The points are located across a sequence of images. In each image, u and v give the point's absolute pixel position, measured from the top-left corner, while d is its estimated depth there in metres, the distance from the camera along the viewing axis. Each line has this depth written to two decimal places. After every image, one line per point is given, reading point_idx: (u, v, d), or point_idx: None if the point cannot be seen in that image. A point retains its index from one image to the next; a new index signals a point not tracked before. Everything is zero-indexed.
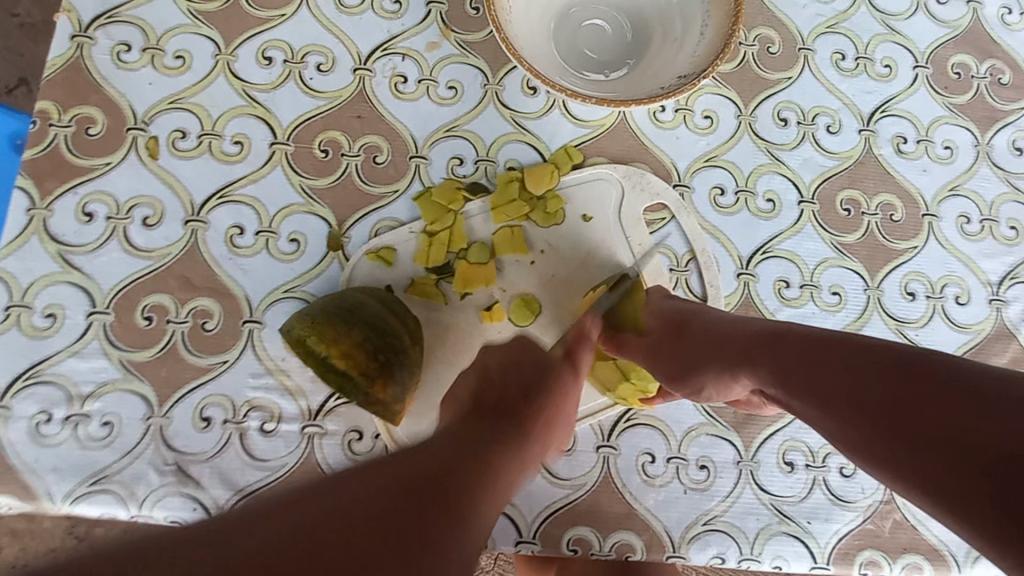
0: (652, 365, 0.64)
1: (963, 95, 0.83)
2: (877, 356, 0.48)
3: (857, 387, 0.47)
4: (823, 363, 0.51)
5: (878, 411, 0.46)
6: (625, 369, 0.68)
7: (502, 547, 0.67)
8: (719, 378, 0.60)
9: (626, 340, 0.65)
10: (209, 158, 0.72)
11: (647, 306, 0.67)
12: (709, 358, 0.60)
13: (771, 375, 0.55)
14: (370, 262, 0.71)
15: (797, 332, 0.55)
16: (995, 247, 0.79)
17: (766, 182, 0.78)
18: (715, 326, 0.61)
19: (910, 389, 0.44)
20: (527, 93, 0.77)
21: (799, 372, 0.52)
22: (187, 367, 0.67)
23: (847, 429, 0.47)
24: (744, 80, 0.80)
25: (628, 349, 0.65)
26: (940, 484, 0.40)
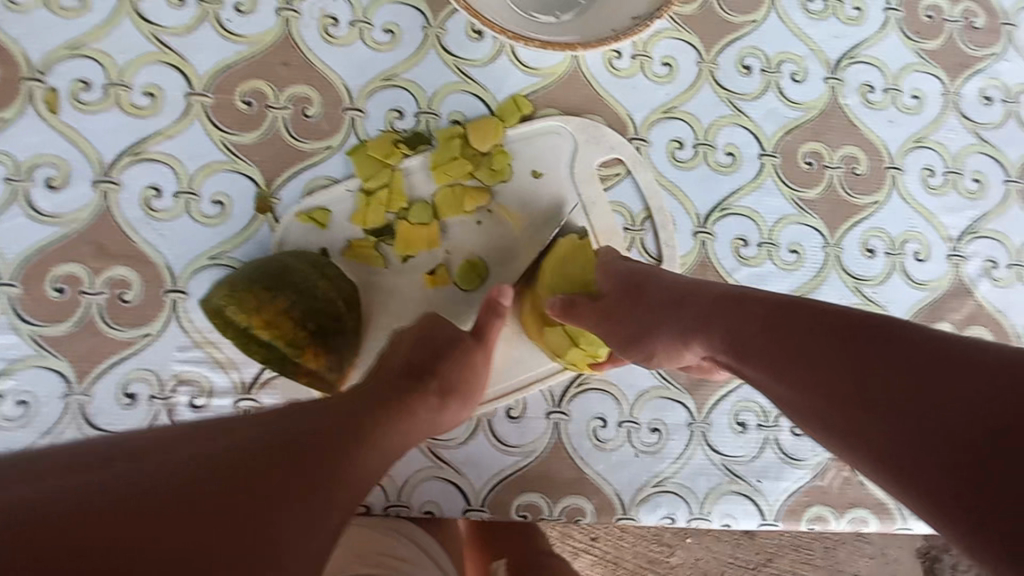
0: (604, 329, 0.59)
1: (934, 41, 0.79)
2: (811, 321, 0.47)
3: (821, 349, 0.45)
4: (794, 330, 0.47)
5: (817, 373, 0.45)
6: (574, 333, 0.63)
7: (450, 515, 0.66)
8: (673, 343, 0.56)
9: (580, 305, 0.60)
10: (117, 112, 0.65)
11: (599, 267, 0.62)
12: (666, 321, 0.56)
13: (724, 341, 0.52)
14: (302, 225, 0.66)
15: (755, 298, 0.52)
16: (957, 201, 0.77)
17: (727, 135, 0.74)
18: (671, 292, 0.57)
19: (869, 352, 0.43)
20: (473, 38, 0.71)
21: (757, 336, 0.49)
22: (107, 341, 0.63)
23: (783, 386, 0.47)
24: (706, 24, 0.75)
25: (579, 315, 0.60)
26: (873, 438, 0.40)
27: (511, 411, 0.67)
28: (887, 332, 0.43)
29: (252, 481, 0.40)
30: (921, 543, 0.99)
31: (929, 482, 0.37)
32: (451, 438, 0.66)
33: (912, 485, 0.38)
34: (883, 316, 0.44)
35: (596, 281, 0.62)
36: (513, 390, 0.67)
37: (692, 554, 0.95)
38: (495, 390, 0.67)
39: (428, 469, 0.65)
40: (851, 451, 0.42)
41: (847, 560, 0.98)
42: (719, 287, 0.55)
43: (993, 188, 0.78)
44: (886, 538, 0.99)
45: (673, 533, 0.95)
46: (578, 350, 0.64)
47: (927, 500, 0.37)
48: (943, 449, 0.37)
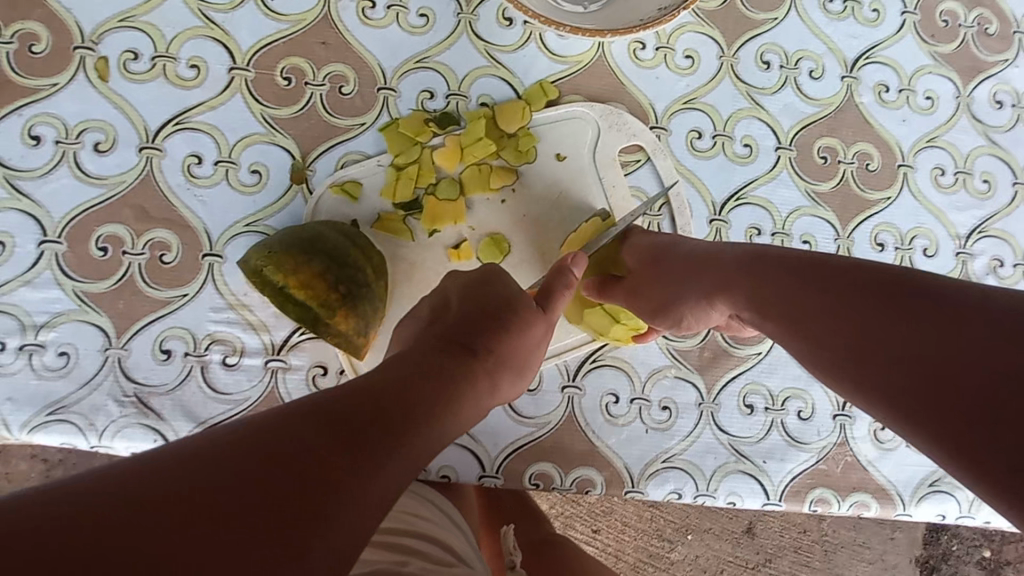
0: (632, 299, 0.64)
1: (949, 44, 0.81)
2: (838, 280, 0.49)
3: (849, 308, 0.47)
4: (814, 288, 0.50)
5: (843, 331, 0.46)
6: (614, 312, 0.67)
7: (466, 480, 0.68)
8: (697, 306, 0.59)
9: (612, 284, 0.65)
10: (163, 82, 0.68)
11: (626, 243, 0.66)
12: (690, 285, 0.59)
13: (747, 301, 0.55)
14: (334, 196, 0.69)
15: (779, 258, 0.54)
16: (966, 201, 0.80)
17: (744, 127, 0.76)
18: (696, 258, 0.60)
19: (895, 309, 0.44)
20: (503, 24, 0.74)
21: (773, 296, 0.53)
22: (146, 299, 0.66)
23: (805, 344, 0.49)
24: (728, 19, 0.77)
25: (612, 294, 0.65)
26: (901, 392, 0.41)
27: (528, 384, 0.70)
28: (922, 287, 0.44)
29: (277, 451, 0.32)
30: (921, 553, 1.01)
31: (958, 436, 0.38)
32: None
33: (929, 432, 0.40)
34: (912, 273, 0.46)
35: (624, 257, 0.65)
36: None
37: (692, 551, 0.97)
38: None
39: None
40: (871, 406, 0.44)
41: (845, 564, 0.99)
42: (745, 248, 0.58)
43: (1002, 189, 0.80)
44: (885, 542, 1.00)
45: (673, 530, 0.97)
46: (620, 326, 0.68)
47: (951, 451, 0.38)
48: (970, 401, 0.38)
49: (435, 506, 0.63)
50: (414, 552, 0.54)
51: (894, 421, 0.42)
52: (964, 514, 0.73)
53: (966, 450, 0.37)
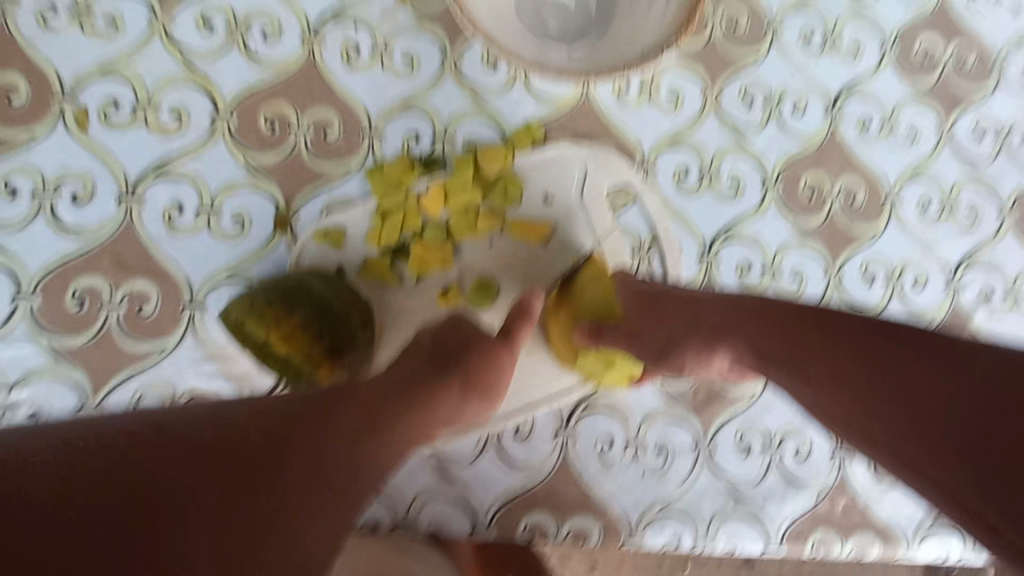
0: (632, 347, 0.63)
1: (928, 78, 0.83)
2: (846, 331, 0.52)
3: (859, 360, 0.50)
4: (817, 340, 0.53)
5: (846, 375, 0.50)
6: (608, 356, 0.66)
7: (458, 534, 0.66)
8: (700, 353, 0.60)
9: (608, 331, 0.63)
10: (144, 131, 0.68)
11: (615, 286, 0.65)
12: (692, 333, 0.60)
13: (748, 350, 0.57)
14: (318, 243, 0.68)
15: (780, 308, 0.57)
16: (953, 232, 0.80)
17: (731, 163, 0.77)
18: (697, 303, 0.61)
19: (898, 362, 0.48)
20: (487, 67, 0.73)
21: (779, 347, 0.55)
22: (124, 353, 0.64)
23: (817, 393, 0.52)
24: (711, 57, 0.78)
25: (609, 341, 0.63)
26: (916, 436, 0.45)
27: (520, 431, 0.68)
28: (919, 343, 0.49)
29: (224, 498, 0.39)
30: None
31: (976, 486, 0.42)
32: (460, 457, 0.67)
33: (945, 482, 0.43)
34: (907, 326, 0.51)
35: (618, 301, 0.64)
36: (522, 409, 0.68)
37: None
38: (504, 409, 0.67)
39: (435, 488, 0.66)
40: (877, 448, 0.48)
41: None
42: (743, 297, 0.60)
43: (987, 220, 0.81)
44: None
45: (673, 561, 0.94)
46: (614, 371, 0.68)
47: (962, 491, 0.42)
48: (982, 445, 0.42)
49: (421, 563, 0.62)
50: None
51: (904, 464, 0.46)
52: (967, 552, 0.72)
53: (980, 491, 0.42)
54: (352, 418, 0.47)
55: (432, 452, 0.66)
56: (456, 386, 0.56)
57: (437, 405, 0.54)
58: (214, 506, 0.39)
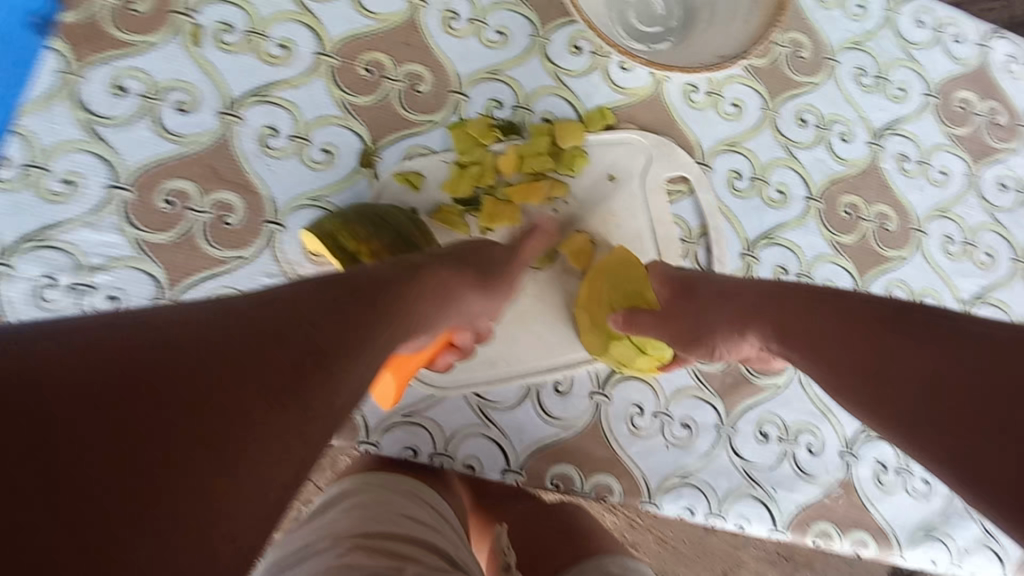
0: (663, 329, 0.64)
1: (963, 128, 0.90)
2: (843, 309, 0.50)
3: (824, 331, 0.50)
4: (788, 310, 0.54)
5: (847, 350, 0.48)
6: (642, 344, 0.68)
7: (489, 474, 0.70)
8: (725, 337, 0.60)
9: (643, 317, 0.64)
10: (252, 56, 0.72)
11: (651, 274, 0.67)
12: (721, 311, 0.59)
13: (778, 330, 0.54)
14: (397, 184, 0.72)
15: (798, 290, 0.56)
16: (971, 269, 0.86)
17: (780, 175, 0.83)
18: (724, 286, 0.61)
19: (875, 332, 0.47)
20: (572, 52, 0.80)
21: (801, 320, 0.53)
22: (203, 256, 0.67)
23: (823, 372, 0.49)
24: (773, 77, 0.85)
25: (641, 326, 0.64)
26: (925, 410, 0.40)
27: (559, 386, 0.72)
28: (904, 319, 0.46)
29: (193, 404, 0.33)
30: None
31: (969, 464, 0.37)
32: (501, 401, 0.71)
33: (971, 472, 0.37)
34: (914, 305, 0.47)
35: (652, 291, 0.66)
36: (563, 366, 0.72)
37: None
38: (547, 363, 0.72)
39: (474, 426, 0.70)
40: (888, 430, 0.43)
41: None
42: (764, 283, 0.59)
43: (1002, 263, 0.87)
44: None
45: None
46: (643, 355, 0.69)
47: (959, 465, 0.37)
48: (983, 419, 0.37)
49: (433, 510, 0.61)
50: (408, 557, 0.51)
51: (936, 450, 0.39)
52: (954, 563, 0.76)
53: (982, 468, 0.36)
54: (324, 340, 0.40)
55: (475, 392, 0.70)
56: (458, 289, 0.57)
57: (441, 305, 0.55)
58: (217, 428, 0.33)
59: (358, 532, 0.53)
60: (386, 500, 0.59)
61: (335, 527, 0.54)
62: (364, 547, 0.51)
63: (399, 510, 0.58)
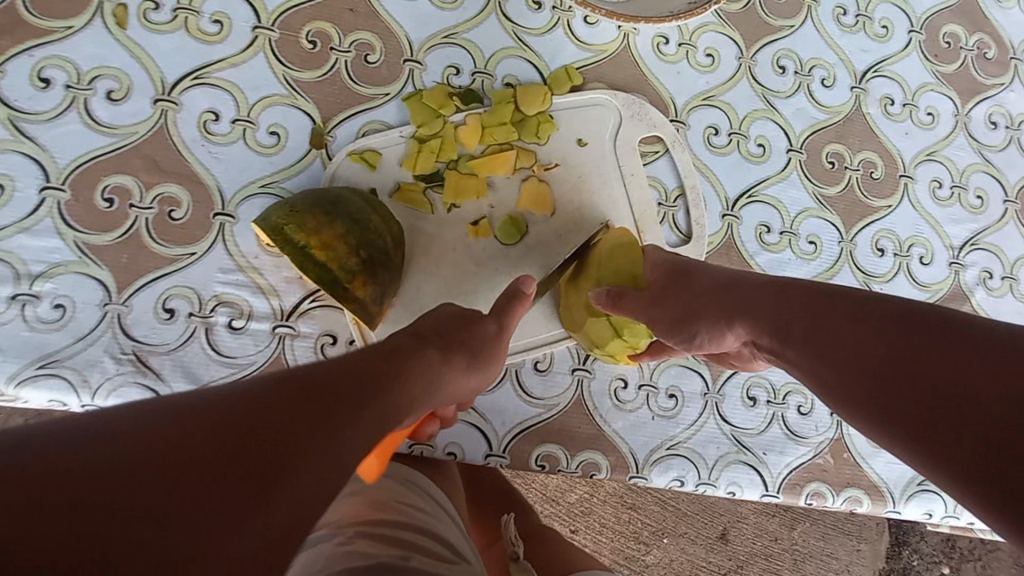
0: (649, 314, 0.59)
1: (950, 65, 0.85)
2: (842, 308, 0.47)
3: (817, 329, 0.48)
4: (776, 304, 0.52)
5: (858, 351, 0.44)
6: (619, 325, 0.63)
7: (472, 460, 0.68)
8: (714, 327, 0.56)
9: (628, 297, 0.60)
10: (184, 35, 0.67)
11: (648, 257, 0.64)
12: (707, 308, 0.56)
13: (768, 326, 0.52)
14: (353, 164, 0.68)
15: (795, 285, 0.53)
16: (961, 214, 0.83)
17: (759, 127, 0.78)
18: (717, 281, 0.58)
19: (874, 332, 0.44)
20: (531, 8, 0.74)
21: (795, 318, 0.50)
22: (152, 256, 0.64)
23: (831, 372, 0.46)
24: (748, 22, 0.79)
25: (627, 307, 0.60)
26: (919, 418, 0.39)
27: (539, 365, 0.70)
28: (900, 315, 0.44)
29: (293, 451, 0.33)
30: (885, 568, 1.13)
31: (972, 469, 0.35)
32: None
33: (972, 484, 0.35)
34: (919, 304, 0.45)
35: (646, 271, 0.63)
36: (542, 343, 0.69)
37: (667, 553, 1.07)
38: (524, 342, 0.69)
39: None
40: (895, 439, 0.40)
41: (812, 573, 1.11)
42: (762, 277, 0.56)
43: (993, 206, 0.84)
44: (852, 553, 1.13)
45: (650, 533, 1.06)
46: (615, 341, 0.64)
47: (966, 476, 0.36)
48: (977, 426, 0.36)
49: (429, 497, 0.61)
50: (413, 548, 0.51)
51: (928, 458, 0.38)
52: (950, 514, 0.75)
53: (985, 476, 0.35)
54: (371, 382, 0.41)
55: None
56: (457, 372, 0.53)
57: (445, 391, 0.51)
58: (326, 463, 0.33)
59: (362, 519, 0.53)
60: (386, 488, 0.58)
61: (334, 516, 0.54)
62: (367, 534, 0.50)
63: (398, 499, 0.57)
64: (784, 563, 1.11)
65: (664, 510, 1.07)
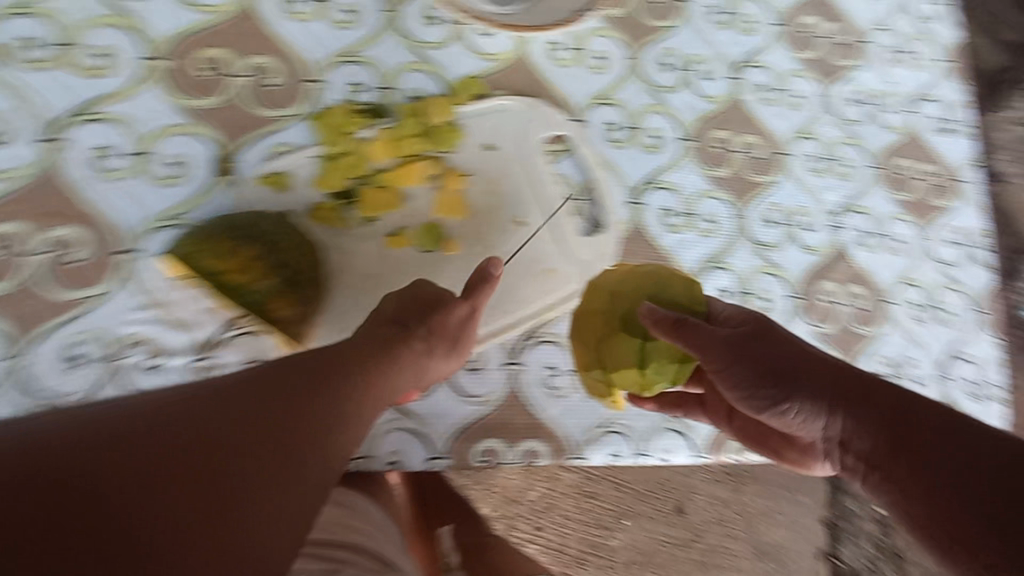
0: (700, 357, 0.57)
1: (812, 52, 0.96)
2: (921, 410, 0.50)
3: (912, 420, 0.50)
4: (852, 386, 0.53)
5: (932, 455, 0.48)
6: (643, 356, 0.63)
7: (415, 465, 0.69)
8: (751, 387, 0.56)
9: (691, 323, 0.57)
10: (66, 71, 0.65)
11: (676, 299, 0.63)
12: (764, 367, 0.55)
13: (827, 397, 0.53)
14: (262, 188, 0.68)
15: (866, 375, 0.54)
16: (834, 182, 0.93)
17: (652, 121, 0.85)
18: (794, 345, 0.56)
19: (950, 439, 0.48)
20: (427, 22, 0.77)
21: (877, 407, 0.51)
22: (54, 301, 0.61)
23: (907, 468, 0.49)
24: (631, 25, 0.86)
25: (682, 335, 0.57)
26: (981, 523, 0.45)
27: (470, 363, 0.72)
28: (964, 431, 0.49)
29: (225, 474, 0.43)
30: (828, 515, 1.22)
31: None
32: None
33: None
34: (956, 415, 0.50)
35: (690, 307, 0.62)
36: (470, 342, 0.72)
37: (629, 534, 1.12)
38: None
39: (390, 420, 0.69)
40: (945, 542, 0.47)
41: (764, 531, 1.18)
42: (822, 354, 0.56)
43: (861, 173, 0.94)
44: (796, 506, 1.21)
45: (611, 517, 1.11)
46: (631, 370, 0.64)
47: None
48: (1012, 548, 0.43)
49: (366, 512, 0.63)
50: None
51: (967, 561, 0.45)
52: None
53: None
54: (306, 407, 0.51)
55: None
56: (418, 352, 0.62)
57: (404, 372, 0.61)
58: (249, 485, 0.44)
59: None
60: None
61: None
62: None
63: None
64: (739, 526, 1.17)
65: (623, 493, 1.12)
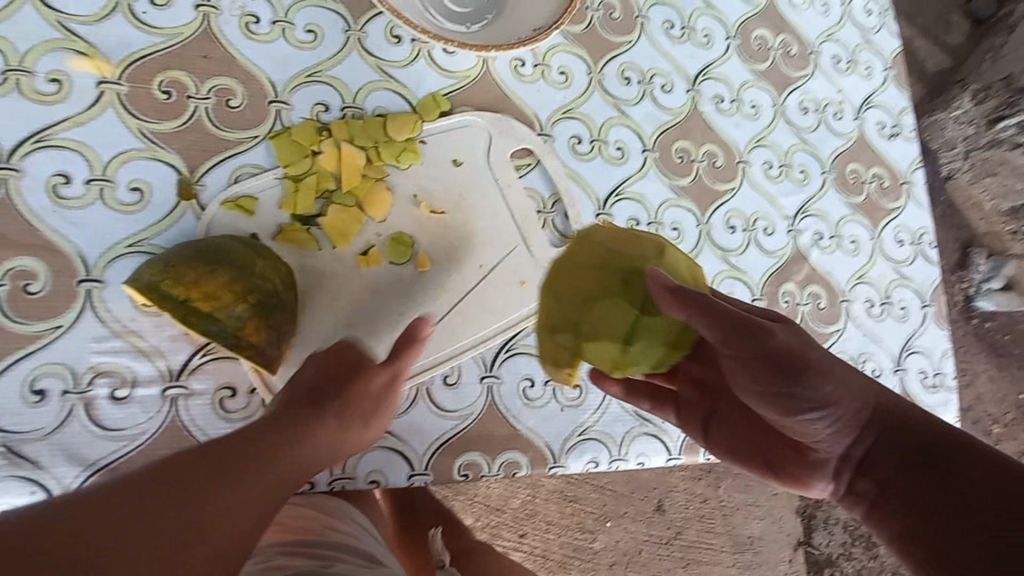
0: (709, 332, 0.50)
1: (764, 63, 1.00)
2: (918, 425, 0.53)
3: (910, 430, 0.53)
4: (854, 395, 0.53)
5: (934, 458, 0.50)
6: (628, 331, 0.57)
7: (396, 483, 0.69)
8: (756, 373, 0.52)
9: (694, 295, 0.50)
10: (16, 97, 0.62)
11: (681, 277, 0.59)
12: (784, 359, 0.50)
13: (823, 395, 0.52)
14: (228, 212, 0.67)
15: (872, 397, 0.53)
16: (790, 187, 0.97)
17: (615, 133, 0.87)
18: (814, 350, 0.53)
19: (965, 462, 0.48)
20: (391, 41, 0.78)
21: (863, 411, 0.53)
22: (10, 336, 0.59)
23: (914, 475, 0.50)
24: (592, 40, 0.88)
25: (688, 309, 0.50)
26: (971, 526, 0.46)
27: (448, 378, 0.72)
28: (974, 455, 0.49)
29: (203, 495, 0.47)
30: (799, 503, 1.27)
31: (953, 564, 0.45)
32: None
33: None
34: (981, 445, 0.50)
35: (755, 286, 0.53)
36: (447, 357, 0.72)
37: (612, 536, 1.13)
38: (430, 359, 0.71)
39: None
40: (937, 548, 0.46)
41: (740, 523, 1.23)
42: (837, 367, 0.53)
43: (815, 177, 0.99)
44: (770, 498, 1.25)
45: (594, 520, 1.12)
46: (610, 345, 0.57)
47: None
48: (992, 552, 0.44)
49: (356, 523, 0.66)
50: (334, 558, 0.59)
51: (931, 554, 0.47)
52: None
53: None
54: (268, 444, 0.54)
55: None
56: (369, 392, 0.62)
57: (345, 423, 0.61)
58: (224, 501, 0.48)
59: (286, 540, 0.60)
60: (311, 514, 0.63)
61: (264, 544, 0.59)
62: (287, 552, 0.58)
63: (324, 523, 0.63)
64: (714, 520, 1.21)
65: (603, 496, 1.13)
